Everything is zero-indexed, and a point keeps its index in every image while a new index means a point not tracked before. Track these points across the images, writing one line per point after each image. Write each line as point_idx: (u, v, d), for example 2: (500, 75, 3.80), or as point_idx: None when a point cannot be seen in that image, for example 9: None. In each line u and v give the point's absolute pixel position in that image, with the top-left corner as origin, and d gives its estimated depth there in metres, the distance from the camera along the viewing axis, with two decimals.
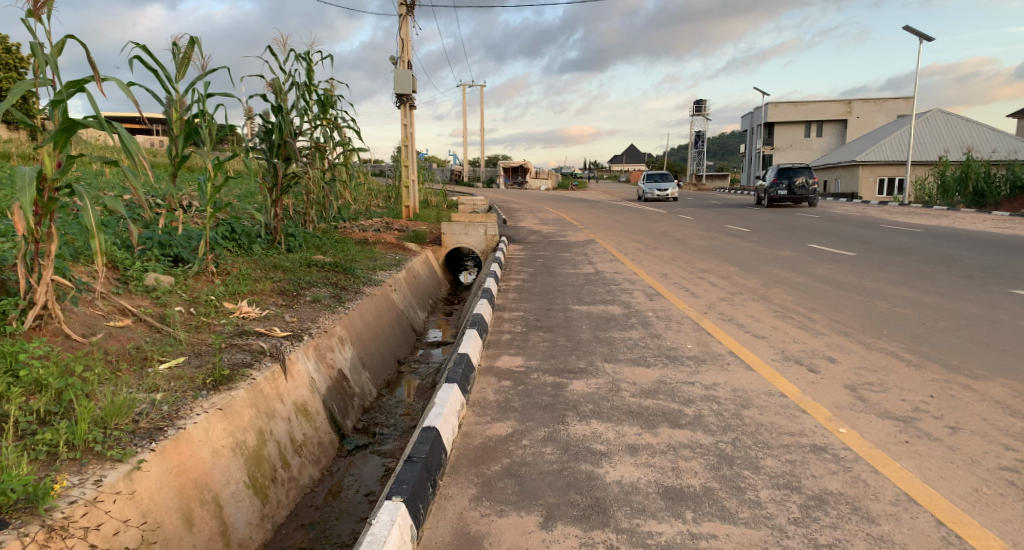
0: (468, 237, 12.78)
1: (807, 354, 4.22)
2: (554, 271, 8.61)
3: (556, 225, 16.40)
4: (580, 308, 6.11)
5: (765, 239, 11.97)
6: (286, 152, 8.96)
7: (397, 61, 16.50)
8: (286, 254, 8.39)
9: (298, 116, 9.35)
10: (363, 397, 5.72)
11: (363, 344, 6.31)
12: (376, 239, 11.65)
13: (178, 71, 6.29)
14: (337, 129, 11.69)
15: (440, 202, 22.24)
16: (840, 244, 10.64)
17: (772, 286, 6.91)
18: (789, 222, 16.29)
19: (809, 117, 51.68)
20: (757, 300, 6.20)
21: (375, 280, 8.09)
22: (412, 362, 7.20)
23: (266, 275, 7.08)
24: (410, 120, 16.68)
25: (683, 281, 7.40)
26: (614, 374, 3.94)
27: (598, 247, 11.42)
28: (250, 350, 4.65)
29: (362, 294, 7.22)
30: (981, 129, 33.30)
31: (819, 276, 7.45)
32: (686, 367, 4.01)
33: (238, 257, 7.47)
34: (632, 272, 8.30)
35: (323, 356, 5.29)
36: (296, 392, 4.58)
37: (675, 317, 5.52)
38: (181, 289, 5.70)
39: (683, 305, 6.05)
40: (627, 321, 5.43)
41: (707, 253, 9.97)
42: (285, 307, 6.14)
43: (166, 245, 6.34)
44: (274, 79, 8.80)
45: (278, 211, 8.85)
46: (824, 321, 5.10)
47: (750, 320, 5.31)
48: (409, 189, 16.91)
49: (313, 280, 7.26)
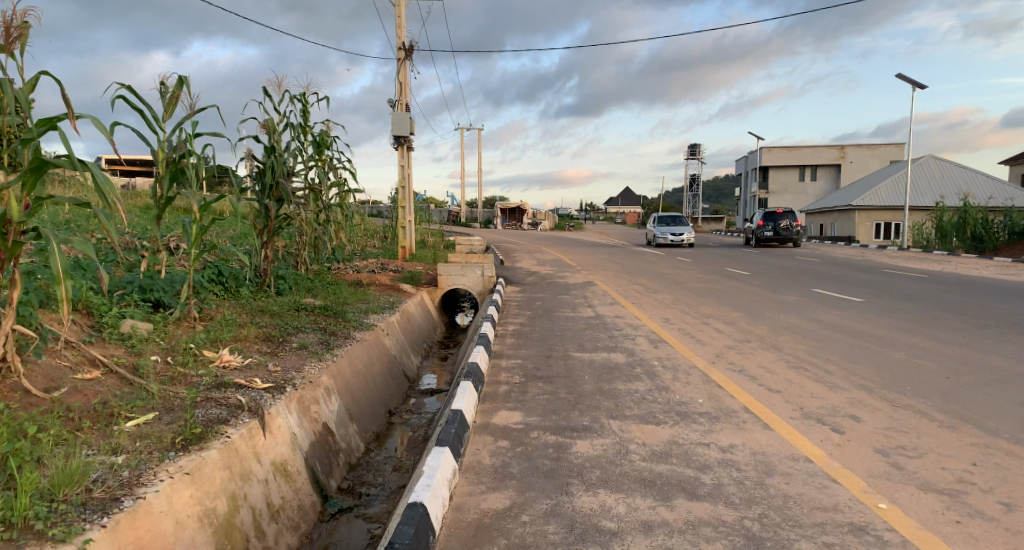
0: (465, 278, 12.52)
1: (828, 411, 3.91)
2: (553, 316, 8.32)
3: (554, 267, 16.17)
4: (581, 356, 5.80)
5: (767, 283, 11.77)
6: (278, 193, 8.80)
7: (395, 103, 16.58)
8: (275, 298, 8.12)
9: (291, 157, 9.22)
10: (349, 452, 5.35)
11: (351, 394, 5.97)
12: (370, 281, 11.39)
13: (165, 111, 6.18)
14: (333, 169, 11.58)
15: (436, 243, 22.05)
16: (845, 289, 10.41)
17: (781, 333, 6.64)
18: (790, 265, 16.14)
19: (803, 161, 52.36)
20: (767, 348, 5.91)
21: (366, 324, 7.78)
22: (403, 412, 6.84)
23: (251, 320, 6.79)
24: (407, 162, 16.66)
25: (688, 327, 7.11)
26: (622, 433, 3.61)
27: (597, 290, 11.15)
28: (226, 404, 4.33)
29: (352, 339, 6.91)
30: (973, 174, 33.67)
31: (829, 323, 7.18)
32: (699, 426, 3.69)
33: (223, 302, 7.19)
34: (634, 317, 8.03)
35: (307, 409, 4.95)
36: (275, 450, 4.24)
37: (683, 367, 5.22)
38: (159, 336, 5.41)
39: (689, 353, 5.75)
40: (631, 371, 5.12)
41: (709, 297, 9.73)
42: (270, 354, 5.83)
43: (147, 289, 6.07)
44: (267, 119, 8.70)
45: (269, 252, 8.62)
46: (841, 374, 4.82)
47: (763, 371, 5.01)
48: (405, 229, 16.82)
49: (301, 325, 6.97)
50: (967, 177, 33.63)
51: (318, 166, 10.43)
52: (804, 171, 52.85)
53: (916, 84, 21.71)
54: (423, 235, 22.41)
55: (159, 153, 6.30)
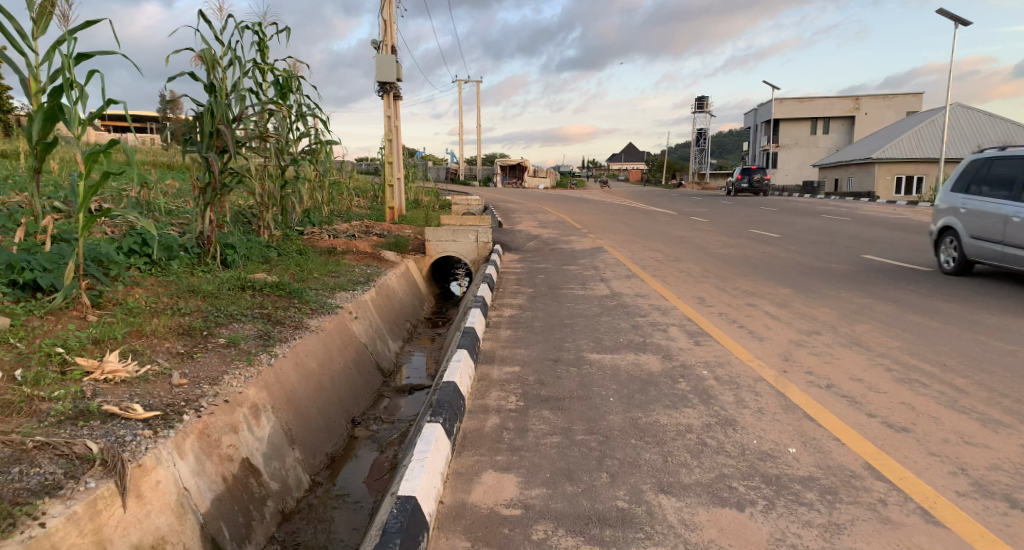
0: (457, 245, 10.92)
1: (1015, 476, 2.44)
2: (560, 295, 6.78)
3: (558, 230, 14.58)
4: (603, 360, 4.28)
5: (805, 247, 10.21)
6: (222, 143, 7.15)
7: (380, 45, 14.71)
8: (216, 272, 6.61)
9: (239, 100, 7.52)
10: (285, 495, 3.90)
11: (294, 409, 4.51)
12: (346, 247, 9.87)
13: (36, 25, 4.48)
14: (301, 117, 9.88)
15: (431, 202, 20.38)
16: (902, 254, 8.81)
17: (856, 320, 5.12)
18: (821, 223, 14.53)
19: (817, 114, 50.01)
20: (850, 347, 4.37)
21: (327, 306, 6.24)
22: (370, 421, 5.39)
23: (173, 305, 5.26)
24: (394, 111, 14.91)
25: (732, 313, 5.59)
26: (688, 535, 2.15)
27: (609, 259, 9.57)
28: (67, 454, 2.81)
29: (303, 330, 5.39)
30: (1006, 125, 31.65)
31: (911, 304, 5.64)
32: (815, 518, 2.23)
33: (141, 282, 5.67)
34: (660, 296, 6.50)
35: (213, 445, 3.47)
36: (144, 527, 2.77)
37: (747, 383, 3.71)
38: (15, 335, 3.86)
39: (746, 355, 4.27)
40: (676, 392, 3.61)
41: (743, 268, 8.21)
42: (180, 358, 4.30)
43: (14, 267, 4.50)
44: (205, 50, 6.81)
45: (213, 216, 7.07)
46: (983, 393, 3.33)
47: (864, 388, 3.52)
48: (394, 188, 15.19)
49: (239, 312, 5.42)
50: (997, 128, 31.59)
51: (280, 114, 8.73)
52: (819, 124, 50.41)
53: (962, 21, 19.62)
54: (416, 194, 20.63)
55: (31, 83, 4.57)
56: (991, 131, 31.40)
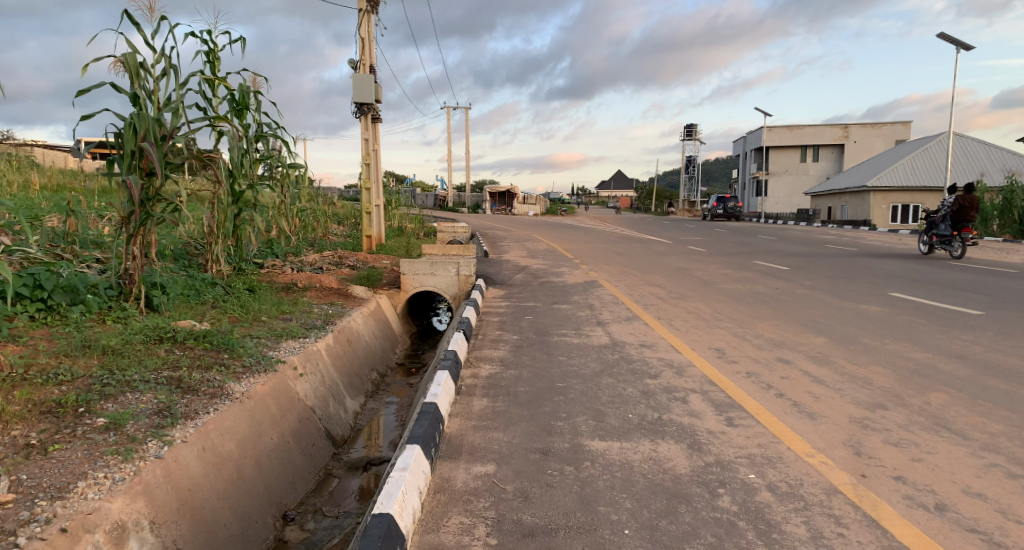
0: (435, 278, 9.76)
1: None
2: (550, 344, 5.65)
3: (547, 260, 13.50)
4: (608, 453, 3.13)
5: (821, 282, 9.21)
6: (149, 164, 6.01)
7: (357, 64, 13.71)
8: (133, 318, 5.45)
9: (173, 115, 6.41)
10: None
11: (192, 516, 3.33)
12: (309, 282, 8.70)
13: None
14: (261, 138, 8.80)
15: (414, 230, 19.26)
16: (936, 293, 7.79)
17: (923, 386, 4.05)
18: (829, 253, 13.59)
19: (806, 141, 49.87)
20: (937, 433, 3.27)
21: (264, 361, 5.06)
22: (306, 515, 4.18)
23: (48, 369, 4.07)
24: (372, 134, 13.87)
25: (764, 374, 4.48)
26: None
27: (605, 296, 8.47)
28: None
29: (223, 399, 4.20)
30: (1000, 153, 31.35)
31: (982, 362, 4.58)
32: None
33: (15, 336, 4.47)
34: (670, 347, 5.37)
35: None
36: None
37: (818, 500, 2.58)
38: None
39: (802, 446, 3.16)
40: (718, 518, 2.48)
41: (759, 308, 7.15)
42: (27, 454, 3.14)
43: None
44: (126, 55, 5.72)
45: (139, 250, 5.97)
46: None
47: (995, 515, 2.42)
48: (371, 215, 14.07)
49: (140, 377, 4.24)
50: (992, 157, 31.24)
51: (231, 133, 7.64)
52: (808, 151, 50.23)
53: (965, 45, 19.06)
54: (399, 221, 19.53)
55: None
56: (986, 160, 31.06)
